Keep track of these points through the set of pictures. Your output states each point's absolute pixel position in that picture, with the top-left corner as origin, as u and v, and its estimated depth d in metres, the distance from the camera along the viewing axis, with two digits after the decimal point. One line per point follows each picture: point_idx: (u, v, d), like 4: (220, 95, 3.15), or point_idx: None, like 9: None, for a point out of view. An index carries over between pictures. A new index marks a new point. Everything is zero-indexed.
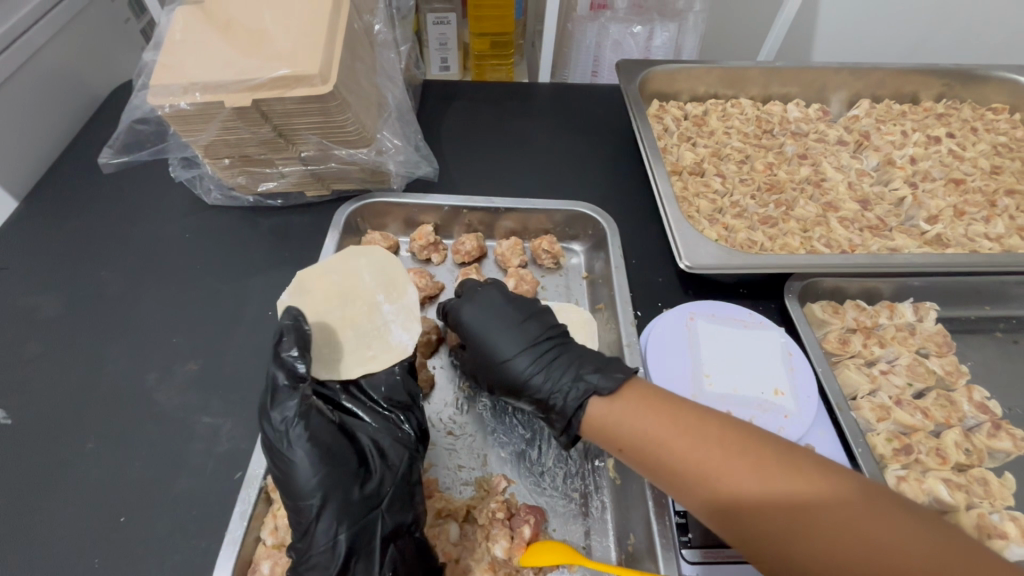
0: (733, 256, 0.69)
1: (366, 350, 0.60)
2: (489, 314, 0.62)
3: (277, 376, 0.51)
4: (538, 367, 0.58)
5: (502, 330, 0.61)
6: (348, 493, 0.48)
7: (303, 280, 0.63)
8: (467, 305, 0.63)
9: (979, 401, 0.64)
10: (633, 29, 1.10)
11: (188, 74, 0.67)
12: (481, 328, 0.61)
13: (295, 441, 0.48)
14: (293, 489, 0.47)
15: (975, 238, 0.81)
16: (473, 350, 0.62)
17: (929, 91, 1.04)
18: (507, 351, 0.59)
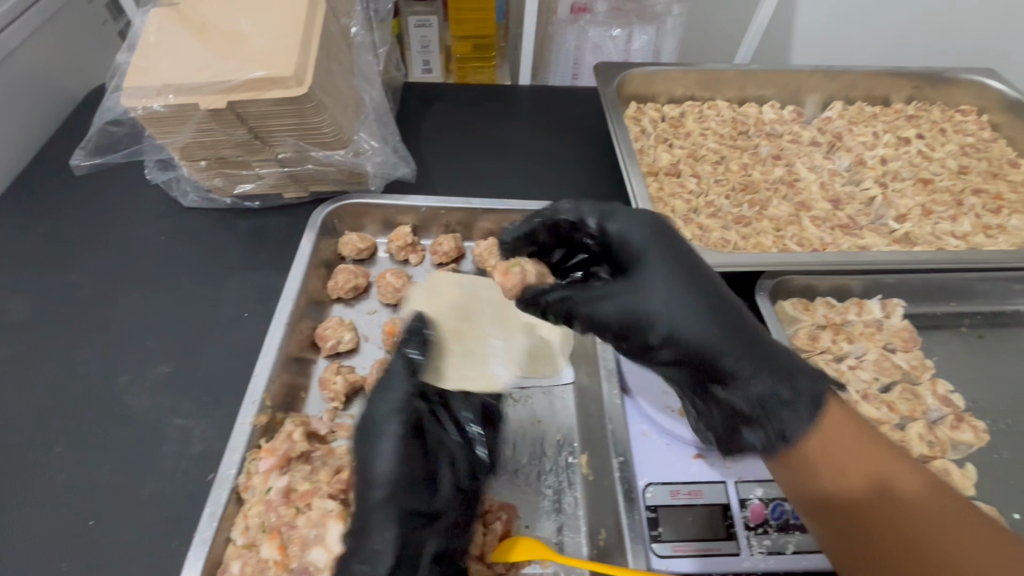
0: (705, 255, 0.70)
1: (466, 370, 0.63)
2: (673, 257, 0.51)
3: (399, 366, 0.56)
4: (725, 334, 0.49)
5: (684, 279, 0.50)
6: (413, 502, 0.50)
7: (439, 283, 0.72)
8: (643, 239, 0.52)
9: (943, 394, 0.66)
10: (612, 32, 1.11)
11: (162, 76, 0.67)
12: (660, 269, 0.51)
13: (387, 433, 0.51)
14: (371, 476, 0.50)
15: (942, 235, 0.84)
16: (636, 288, 0.51)
17: (900, 93, 1.07)
18: (687, 305, 0.50)
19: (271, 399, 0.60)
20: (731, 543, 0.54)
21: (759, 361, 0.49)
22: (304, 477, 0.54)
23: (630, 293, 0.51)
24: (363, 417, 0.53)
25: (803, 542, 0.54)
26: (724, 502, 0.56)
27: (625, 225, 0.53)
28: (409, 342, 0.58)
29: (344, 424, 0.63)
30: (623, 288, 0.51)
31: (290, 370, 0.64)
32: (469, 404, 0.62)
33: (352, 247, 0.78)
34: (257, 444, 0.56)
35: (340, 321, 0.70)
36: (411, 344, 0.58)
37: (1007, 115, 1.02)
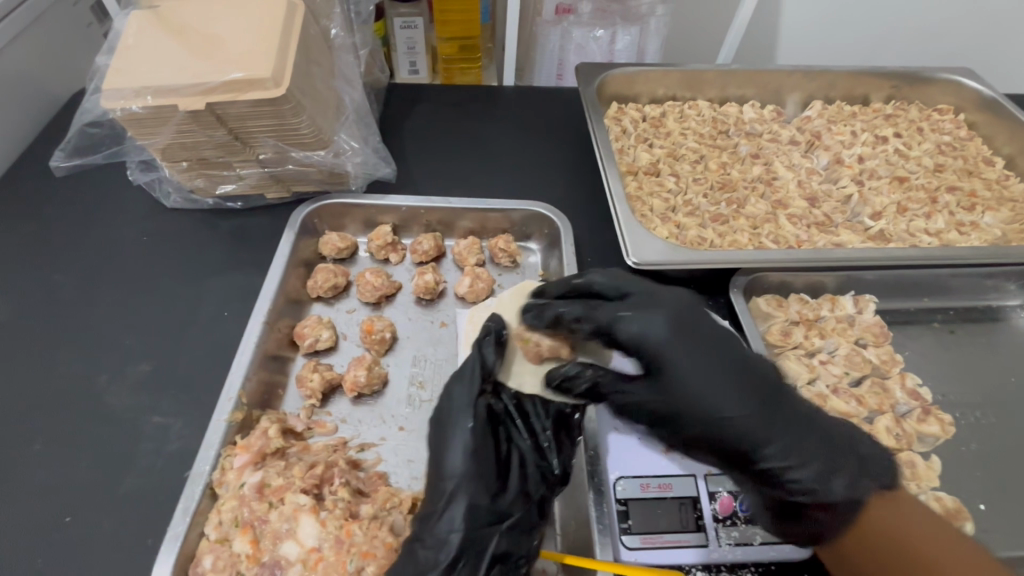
0: (679, 253, 0.71)
1: (545, 376, 0.62)
2: (693, 351, 0.53)
3: (473, 365, 0.58)
4: (755, 422, 0.53)
5: (712, 369, 0.53)
6: (480, 498, 0.52)
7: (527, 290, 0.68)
8: (660, 338, 0.53)
9: (912, 388, 0.67)
10: (596, 32, 1.12)
11: (141, 78, 0.68)
12: (682, 364, 0.53)
13: (459, 429, 0.55)
14: (442, 468, 0.53)
15: (916, 233, 0.85)
16: (664, 386, 0.55)
17: (879, 92, 1.08)
18: (716, 398, 0.53)
19: (247, 397, 0.60)
20: (699, 535, 0.55)
21: (787, 444, 0.53)
22: (278, 473, 0.54)
23: (659, 391, 0.55)
24: (439, 410, 0.57)
25: (770, 533, 0.55)
26: (694, 495, 0.57)
27: (636, 323, 0.54)
28: (486, 341, 0.59)
29: (321, 421, 0.64)
30: (652, 386, 0.55)
31: (267, 367, 0.65)
32: (544, 416, 0.60)
33: (332, 247, 0.79)
34: (233, 440, 0.57)
35: (319, 319, 0.71)
36: (485, 343, 0.60)
37: (983, 114, 1.03)
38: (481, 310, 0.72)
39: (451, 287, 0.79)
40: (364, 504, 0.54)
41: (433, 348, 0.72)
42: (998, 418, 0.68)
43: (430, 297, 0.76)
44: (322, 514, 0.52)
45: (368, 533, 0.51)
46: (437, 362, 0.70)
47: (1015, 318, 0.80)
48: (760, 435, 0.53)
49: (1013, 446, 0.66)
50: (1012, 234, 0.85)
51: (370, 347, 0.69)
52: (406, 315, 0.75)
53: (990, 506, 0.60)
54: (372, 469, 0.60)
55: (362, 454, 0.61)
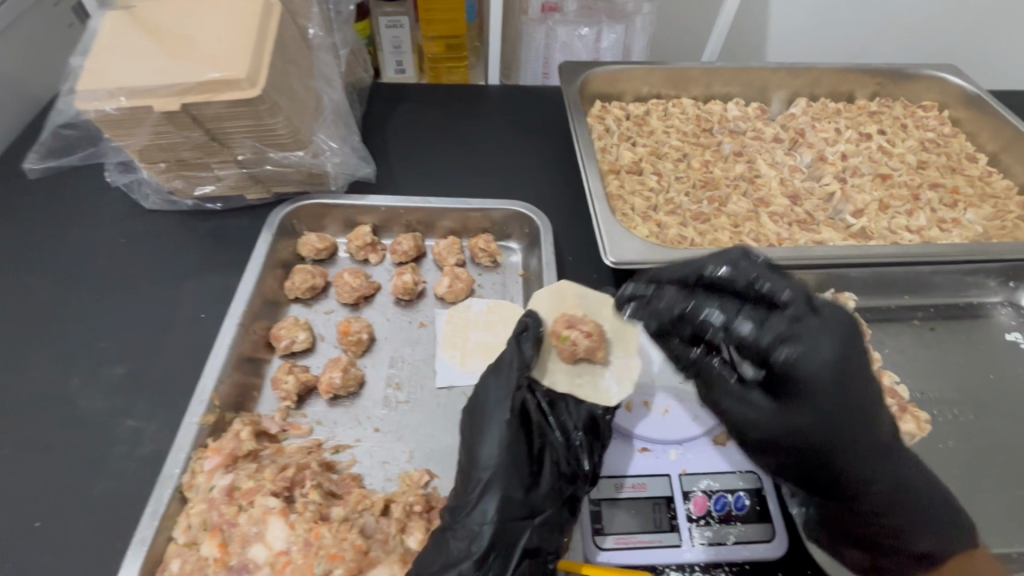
0: (658, 251, 0.71)
1: (576, 377, 0.62)
2: (856, 394, 0.47)
3: (509, 357, 0.58)
4: (867, 461, 0.51)
5: (856, 413, 0.48)
6: (513, 490, 0.51)
7: (563, 290, 0.67)
8: (833, 378, 0.46)
9: (888, 386, 0.67)
10: (580, 31, 1.11)
11: (114, 79, 0.67)
12: (836, 411, 0.47)
13: (494, 420, 0.54)
14: (479, 460, 0.53)
15: (898, 230, 0.85)
16: (794, 420, 0.49)
17: (864, 89, 1.08)
18: (854, 439, 0.49)
19: (220, 399, 0.60)
20: (673, 535, 0.55)
21: (888, 484, 0.52)
22: (249, 476, 0.54)
23: (793, 419, 0.49)
24: (473, 401, 0.57)
25: (744, 532, 0.55)
26: (668, 494, 0.57)
27: (810, 362, 0.46)
28: (523, 334, 0.59)
29: (296, 423, 0.64)
30: (776, 412, 0.50)
31: (241, 369, 0.65)
32: (576, 416, 0.59)
33: (311, 248, 0.79)
34: (204, 443, 0.57)
35: (295, 321, 0.71)
36: (522, 338, 0.59)
37: (967, 111, 1.03)
38: (459, 311, 0.75)
39: (430, 287, 0.79)
40: (335, 506, 0.54)
41: (411, 349, 0.72)
42: (976, 415, 0.68)
43: (409, 297, 0.76)
44: (291, 516, 0.51)
45: (337, 536, 0.51)
46: (414, 363, 0.70)
47: (996, 314, 0.79)
48: (866, 473, 0.51)
49: (990, 443, 0.66)
50: (994, 231, 0.85)
51: (346, 348, 0.69)
52: (384, 316, 0.75)
53: (965, 504, 0.60)
54: (346, 471, 0.60)
55: (337, 455, 0.61)
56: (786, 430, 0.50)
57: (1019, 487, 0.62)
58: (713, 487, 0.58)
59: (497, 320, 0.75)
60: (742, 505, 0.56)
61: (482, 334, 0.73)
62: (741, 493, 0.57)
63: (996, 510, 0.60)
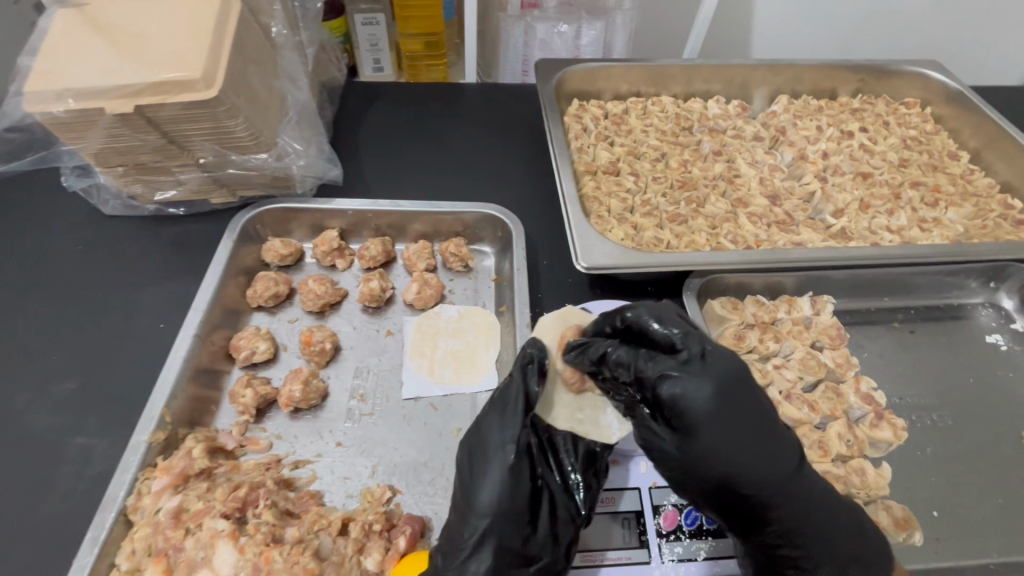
0: (630, 256, 0.69)
1: (578, 410, 0.58)
2: (747, 421, 0.47)
3: (513, 393, 0.52)
4: (778, 493, 0.47)
5: (752, 440, 0.47)
6: (507, 536, 0.48)
7: (568, 314, 0.62)
8: (715, 414, 0.46)
9: (865, 392, 0.66)
10: (560, 28, 1.06)
11: (62, 79, 0.63)
12: (714, 428, 0.46)
13: (494, 463, 0.50)
14: (476, 505, 0.49)
15: (877, 230, 0.83)
16: (696, 449, 0.47)
17: (846, 86, 1.06)
18: (758, 470, 0.47)
19: (173, 416, 0.58)
20: (642, 552, 0.53)
21: (802, 514, 0.49)
22: (199, 496, 0.53)
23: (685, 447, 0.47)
24: (472, 437, 0.52)
25: (713, 548, 0.54)
26: (638, 508, 0.55)
27: (691, 391, 0.46)
28: (528, 368, 0.53)
29: (254, 438, 0.62)
30: (679, 443, 0.48)
31: (199, 383, 0.63)
32: (576, 454, 0.55)
33: (275, 254, 0.76)
34: (153, 462, 0.55)
35: (256, 331, 0.68)
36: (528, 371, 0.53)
37: (949, 107, 1.01)
38: (430, 318, 0.74)
39: (400, 293, 0.76)
40: (290, 527, 0.53)
41: (378, 358, 0.69)
42: (955, 420, 0.67)
43: (377, 304, 0.74)
44: (241, 539, 0.50)
45: (289, 560, 0.49)
46: (380, 373, 0.68)
47: (976, 316, 0.78)
48: (779, 505, 0.48)
49: (968, 449, 0.64)
50: (974, 230, 0.84)
51: (310, 359, 0.66)
52: (351, 324, 0.72)
53: (942, 513, 0.59)
54: (305, 488, 0.58)
55: (297, 471, 0.59)
56: (687, 461, 0.48)
57: (996, 495, 0.61)
58: (684, 500, 0.56)
59: (468, 326, 0.73)
60: (713, 519, 0.55)
61: (452, 342, 0.71)
62: None
63: (973, 518, 0.59)
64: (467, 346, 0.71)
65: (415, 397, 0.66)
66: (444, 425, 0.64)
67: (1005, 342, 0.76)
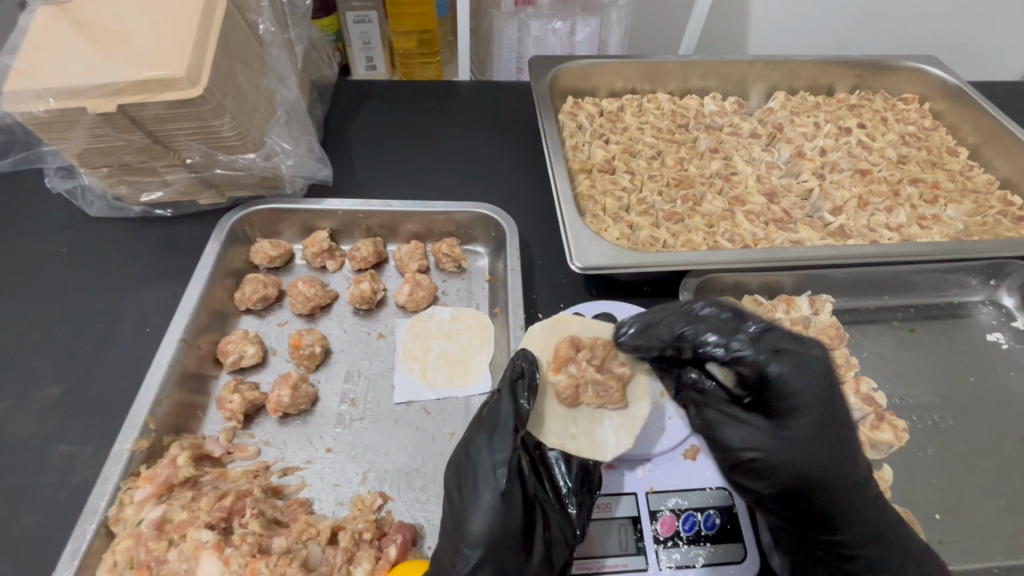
0: (625, 255, 0.67)
1: (570, 426, 0.56)
2: (831, 420, 0.53)
3: (504, 412, 0.51)
4: (846, 489, 0.51)
5: (830, 439, 0.52)
6: (503, 564, 0.47)
7: (560, 323, 0.61)
8: (813, 397, 0.54)
9: (866, 393, 0.65)
10: (554, 24, 1.04)
11: (41, 78, 0.60)
12: (807, 409, 0.54)
13: (485, 487, 0.48)
14: (468, 533, 0.47)
15: (876, 228, 0.82)
16: (778, 434, 0.54)
17: (844, 82, 1.05)
18: (831, 459, 0.52)
19: (157, 423, 0.57)
20: (639, 559, 0.52)
21: (874, 526, 0.50)
22: (183, 506, 0.52)
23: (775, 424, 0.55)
24: (459, 458, 0.51)
25: (713, 554, 0.52)
26: (634, 514, 0.54)
27: (791, 380, 0.54)
28: (518, 384, 0.53)
29: (242, 444, 0.60)
30: (764, 428, 0.55)
31: (185, 388, 0.61)
32: (569, 473, 0.54)
33: (264, 255, 0.75)
34: (136, 470, 0.54)
35: (244, 334, 0.67)
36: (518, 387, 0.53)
37: (948, 103, 1.00)
38: (422, 320, 0.72)
39: (391, 295, 0.75)
40: (277, 536, 0.51)
41: (369, 361, 0.68)
42: (956, 421, 0.66)
43: (368, 306, 0.72)
44: (226, 551, 0.49)
45: (276, 571, 0.48)
46: (371, 377, 0.66)
47: (977, 314, 0.77)
48: (848, 510, 0.51)
49: (970, 449, 0.63)
50: (974, 227, 0.83)
51: (299, 363, 0.65)
52: (341, 327, 0.71)
53: (945, 516, 0.58)
54: (294, 496, 0.57)
55: (286, 478, 0.58)
56: (767, 447, 0.53)
57: (999, 496, 0.60)
58: (682, 505, 0.55)
59: (461, 328, 0.72)
60: (712, 524, 0.54)
61: (445, 344, 0.70)
62: (711, 511, 0.55)
63: (976, 520, 0.58)
64: (460, 348, 0.70)
65: (408, 402, 0.64)
66: (437, 430, 0.63)
67: (1007, 340, 0.75)
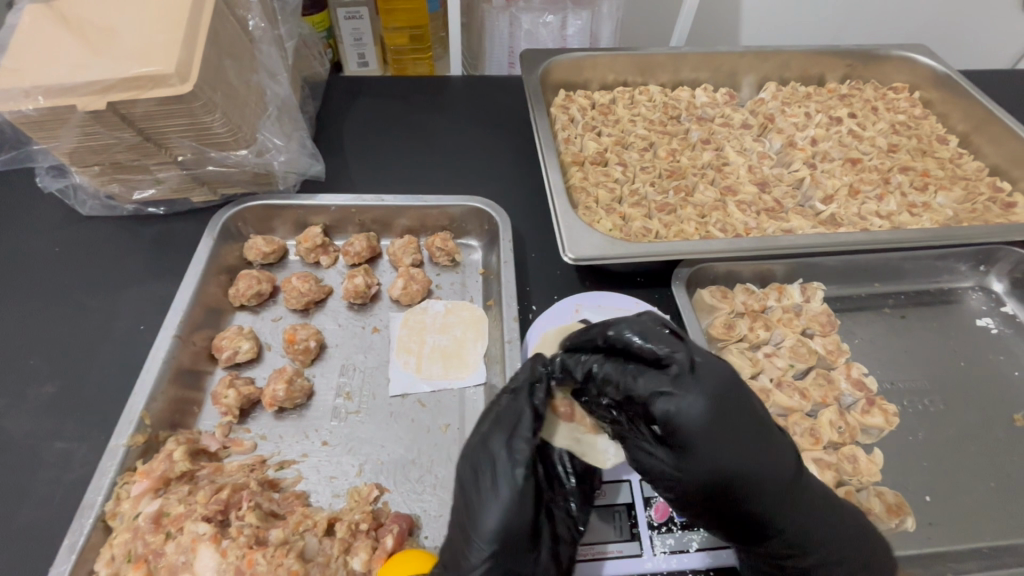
0: (617, 246, 0.68)
1: (577, 432, 0.55)
2: (730, 425, 0.46)
3: (523, 411, 0.50)
4: (779, 503, 0.47)
5: (742, 449, 0.46)
6: (514, 561, 0.46)
7: (572, 332, 0.65)
8: (706, 421, 0.46)
9: (857, 378, 0.66)
10: (545, 18, 1.04)
11: (30, 76, 0.60)
12: (711, 440, 0.46)
13: (504, 485, 0.47)
14: (484, 531, 0.46)
15: (867, 216, 0.83)
16: (686, 465, 0.47)
17: (834, 72, 1.05)
18: (755, 482, 0.46)
19: (152, 418, 0.57)
20: (634, 544, 0.52)
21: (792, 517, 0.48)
22: (179, 500, 0.52)
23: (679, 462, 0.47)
24: (475, 455, 0.49)
25: (706, 539, 0.53)
26: (629, 501, 0.55)
27: (669, 401, 0.46)
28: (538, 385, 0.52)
29: (238, 438, 0.61)
30: (673, 460, 0.47)
31: (180, 383, 0.61)
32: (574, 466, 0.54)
33: (257, 251, 0.75)
34: (133, 466, 0.54)
35: (239, 330, 0.67)
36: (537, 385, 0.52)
37: (937, 91, 1.01)
38: (416, 314, 0.72)
39: (385, 289, 0.75)
40: (274, 528, 0.52)
41: (364, 355, 0.68)
42: (946, 405, 0.66)
43: (362, 301, 0.72)
44: (223, 543, 0.49)
45: (272, 562, 0.48)
46: (367, 370, 0.67)
47: (967, 299, 0.78)
48: (780, 514, 0.48)
49: (961, 432, 0.64)
50: (964, 214, 0.84)
51: (294, 358, 0.65)
52: (335, 322, 0.71)
53: (935, 498, 0.59)
54: (290, 489, 0.57)
55: (282, 472, 0.58)
56: (685, 481, 0.47)
57: (988, 478, 0.61)
58: None
59: (456, 321, 0.72)
60: None
61: (439, 337, 0.70)
62: None
63: (966, 501, 0.59)
64: (455, 341, 0.70)
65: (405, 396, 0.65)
66: (433, 422, 0.63)
67: (996, 325, 0.75)
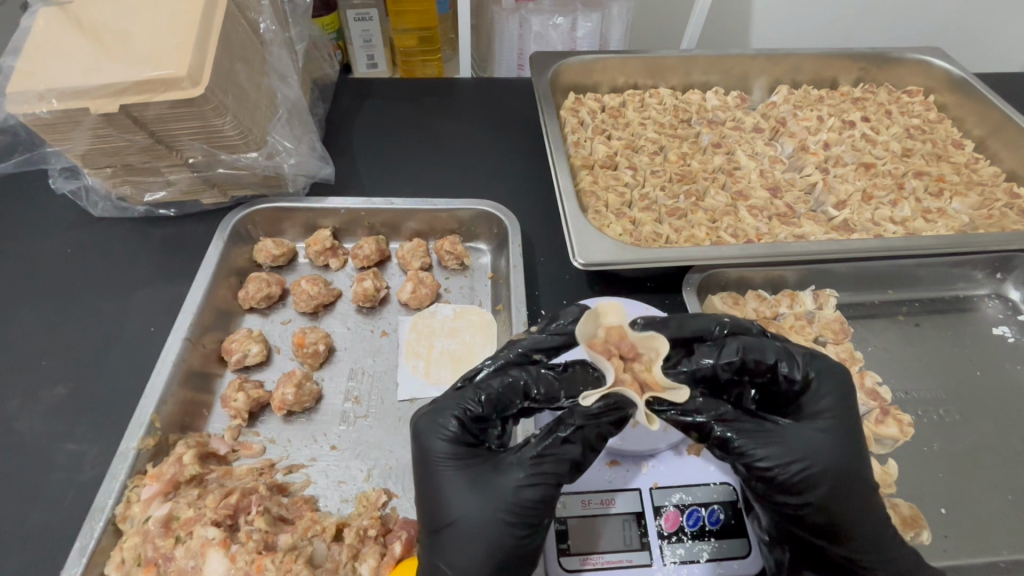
0: (627, 253, 0.67)
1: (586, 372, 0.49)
2: (854, 422, 0.53)
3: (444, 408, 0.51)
4: (866, 500, 0.50)
5: (851, 440, 0.52)
6: (466, 538, 0.46)
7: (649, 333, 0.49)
8: (838, 402, 0.53)
9: (871, 388, 0.65)
10: (555, 20, 1.03)
11: (44, 78, 0.60)
12: (834, 426, 0.52)
13: (436, 475, 0.49)
14: (453, 560, 0.46)
15: (881, 222, 0.82)
16: (810, 447, 0.50)
17: (848, 75, 1.04)
18: (851, 471, 0.50)
19: (162, 422, 0.57)
20: (644, 554, 0.52)
21: (879, 519, 0.50)
22: (189, 504, 0.52)
23: (804, 440, 0.51)
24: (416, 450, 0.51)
25: (717, 549, 0.53)
26: (638, 510, 0.54)
27: (823, 387, 0.54)
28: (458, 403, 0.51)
29: (247, 442, 0.61)
30: (797, 442, 0.51)
31: (190, 385, 0.62)
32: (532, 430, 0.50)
33: (267, 254, 0.75)
34: (143, 469, 0.54)
35: (248, 333, 0.67)
36: (472, 396, 0.51)
37: (952, 95, 0.99)
38: (425, 318, 0.72)
39: (394, 293, 0.75)
40: (283, 534, 0.52)
41: (373, 359, 0.68)
42: (962, 416, 0.65)
43: (371, 304, 0.72)
44: (232, 547, 0.49)
45: (281, 568, 0.48)
46: (375, 373, 0.67)
47: (983, 307, 0.77)
48: (860, 516, 0.50)
49: (976, 442, 0.63)
50: (981, 220, 0.83)
51: (304, 361, 0.65)
52: (344, 326, 0.71)
53: (950, 511, 0.58)
54: (299, 493, 0.57)
55: (290, 476, 0.59)
56: (799, 456, 0.50)
57: (1004, 490, 0.60)
58: (685, 501, 0.55)
59: (464, 326, 0.72)
60: (716, 519, 0.54)
61: (448, 342, 0.70)
62: (716, 506, 0.55)
63: (981, 513, 0.58)
64: (465, 346, 0.70)
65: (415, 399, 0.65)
66: None
67: (1013, 334, 0.74)
